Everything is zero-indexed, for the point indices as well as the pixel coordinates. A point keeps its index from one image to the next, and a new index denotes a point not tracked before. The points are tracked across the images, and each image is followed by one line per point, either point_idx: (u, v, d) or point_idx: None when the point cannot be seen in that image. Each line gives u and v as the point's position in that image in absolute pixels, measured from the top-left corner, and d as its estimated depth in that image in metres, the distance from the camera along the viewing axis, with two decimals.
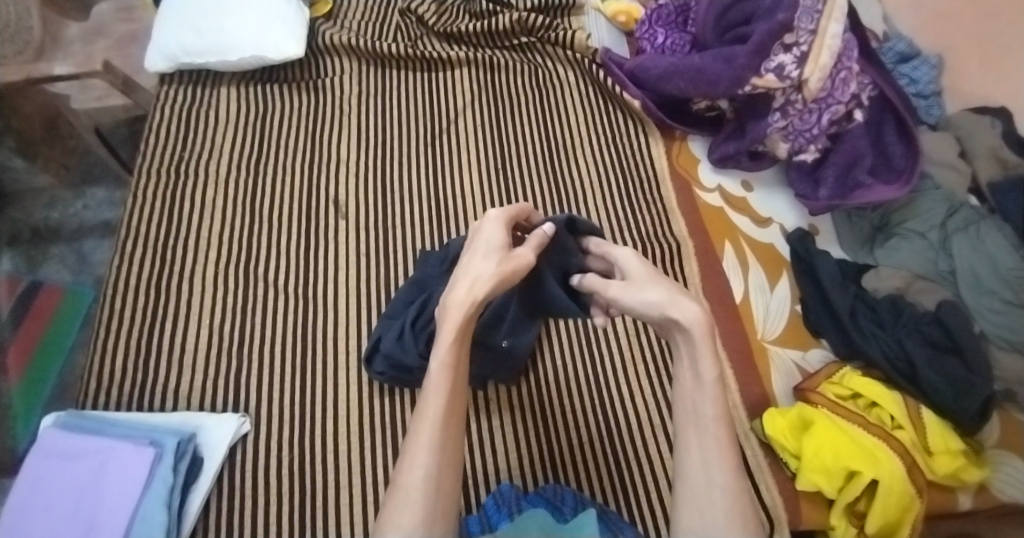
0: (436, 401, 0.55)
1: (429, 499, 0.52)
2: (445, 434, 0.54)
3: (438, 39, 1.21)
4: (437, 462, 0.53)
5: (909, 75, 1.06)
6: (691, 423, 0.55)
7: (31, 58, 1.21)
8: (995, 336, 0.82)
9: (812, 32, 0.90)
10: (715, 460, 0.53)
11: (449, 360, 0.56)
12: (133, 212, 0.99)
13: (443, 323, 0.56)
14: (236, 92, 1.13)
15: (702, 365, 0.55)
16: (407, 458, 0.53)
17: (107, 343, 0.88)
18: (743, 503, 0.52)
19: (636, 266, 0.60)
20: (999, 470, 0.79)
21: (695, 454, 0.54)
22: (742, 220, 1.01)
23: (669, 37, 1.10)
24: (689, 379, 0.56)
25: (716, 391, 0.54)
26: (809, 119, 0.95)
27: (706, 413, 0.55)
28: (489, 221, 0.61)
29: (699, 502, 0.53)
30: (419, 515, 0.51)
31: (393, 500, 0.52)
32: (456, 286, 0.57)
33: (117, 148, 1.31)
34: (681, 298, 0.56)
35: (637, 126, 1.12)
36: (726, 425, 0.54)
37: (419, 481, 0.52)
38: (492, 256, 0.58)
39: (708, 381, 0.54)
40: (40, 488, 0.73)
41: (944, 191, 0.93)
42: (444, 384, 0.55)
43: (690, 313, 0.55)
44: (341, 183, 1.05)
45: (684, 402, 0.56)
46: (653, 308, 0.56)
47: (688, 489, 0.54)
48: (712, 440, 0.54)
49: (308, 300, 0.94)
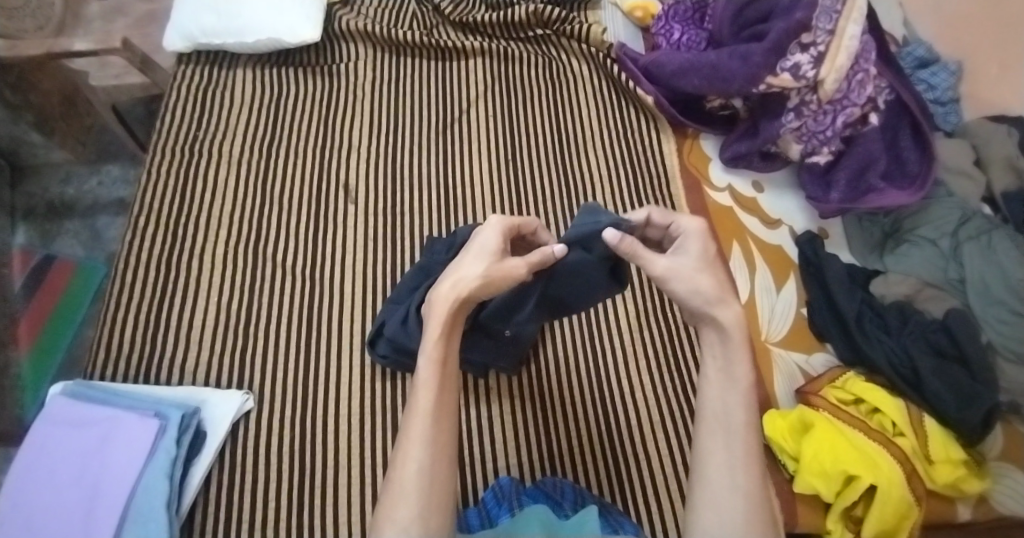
0: (426, 394, 0.56)
1: (426, 493, 0.52)
2: (437, 427, 0.54)
3: (454, 29, 1.21)
4: (431, 456, 0.53)
5: (928, 80, 1.04)
6: (717, 424, 0.54)
7: (51, 34, 1.24)
8: (1002, 347, 0.81)
9: (830, 32, 0.88)
10: (739, 465, 0.52)
11: (437, 355, 0.57)
12: (146, 188, 1.00)
13: (429, 319, 0.57)
14: (251, 74, 1.13)
15: (736, 369, 0.55)
16: (401, 452, 0.54)
17: (116, 316, 0.89)
18: (763, 509, 0.51)
19: (696, 248, 0.58)
20: (1000, 483, 0.78)
21: (718, 455, 0.53)
22: (751, 221, 1.00)
23: (685, 33, 1.09)
24: (720, 381, 0.55)
25: (747, 395, 0.54)
26: (824, 120, 0.94)
27: (735, 416, 0.54)
28: (486, 226, 0.62)
29: (720, 505, 0.51)
30: (413, 509, 0.51)
31: (389, 494, 0.52)
32: (443, 285, 0.58)
33: (133, 126, 1.32)
34: (725, 297, 0.56)
35: (649, 122, 1.11)
36: (754, 431, 0.54)
37: (412, 475, 0.52)
38: (483, 259, 0.59)
39: (742, 384, 0.54)
40: (45, 454, 0.75)
41: (957, 199, 0.92)
42: (434, 379, 0.56)
43: (730, 314, 0.55)
44: (351, 168, 1.05)
45: (710, 404, 0.55)
46: (691, 291, 0.56)
47: (709, 489, 0.52)
48: (737, 443, 0.53)
49: (315, 282, 0.94)
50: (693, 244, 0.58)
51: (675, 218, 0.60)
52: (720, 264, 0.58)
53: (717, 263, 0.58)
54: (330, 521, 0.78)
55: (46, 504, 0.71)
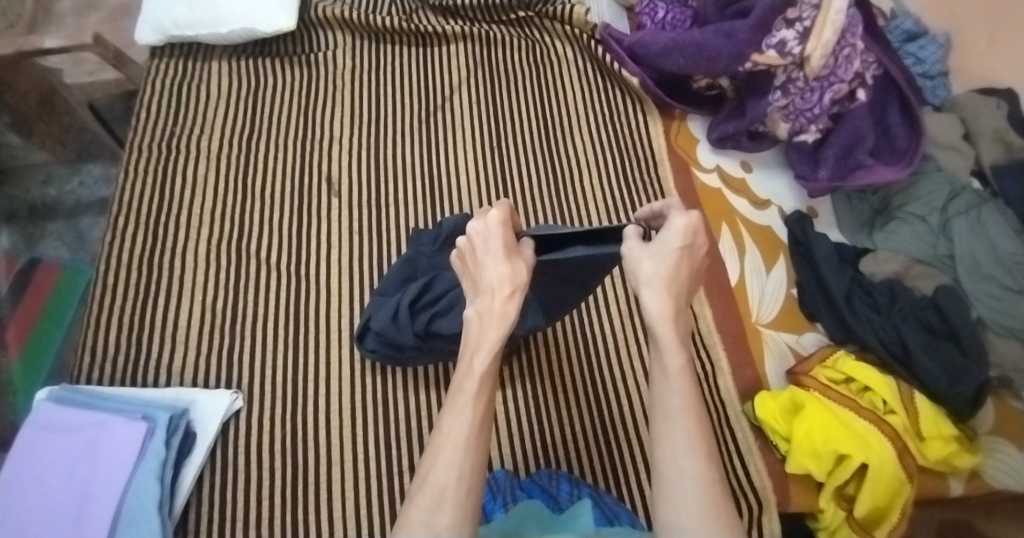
0: (476, 403, 0.52)
1: (462, 499, 0.48)
2: (480, 435, 0.51)
3: (433, 12, 1.18)
4: (469, 462, 0.49)
5: (916, 54, 1.03)
6: (660, 414, 0.52)
7: (22, 31, 1.21)
8: (992, 322, 0.81)
9: (815, 6, 0.87)
10: (685, 448, 0.49)
11: (488, 368, 0.53)
12: (125, 188, 0.98)
13: (484, 332, 0.53)
14: (228, 67, 1.11)
15: (668, 355, 0.52)
16: (437, 456, 0.50)
17: (100, 319, 0.88)
18: (715, 493, 0.48)
19: (670, 237, 0.54)
20: (992, 457, 0.79)
21: (665, 443, 0.50)
22: (740, 202, 0.99)
23: (670, 11, 1.07)
24: (656, 369, 0.53)
25: (683, 381, 0.51)
26: (810, 97, 0.93)
27: (674, 403, 0.51)
28: (495, 223, 0.56)
29: (673, 496, 0.48)
30: (451, 514, 0.47)
31: (420, 497, 0.48)
32: (497, 294, 0.53)
33: (111, 123, 1.30)
34: (654, 286, 0.52)
35: (635, 103, 1.10)
36: (695, 413, 0.51)
37: (451, 481, 0.48)
38: (516, 261, 0.55)
39: (672, 371, 0.51)
40: (29, 467, 0.73)
41: (946, 173, 0.92)
42: (484, 390, 0.52)
43: (655, 301, 0.52)
44: (334, 159, 1.04)
45: (654, 394, 0.53)
46: (633, 274, 0.55)
47: (663, 481, 0.49)
48: (680, 431, 0.50)
49: (301, 277, 0.93)
50: (665, 236, 0.55)
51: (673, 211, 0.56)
52: (685, 260, 0.54)
53: (678, 258, 0.53)
54: (325, 517, 0.78)
55: (36, 512, 0.70)
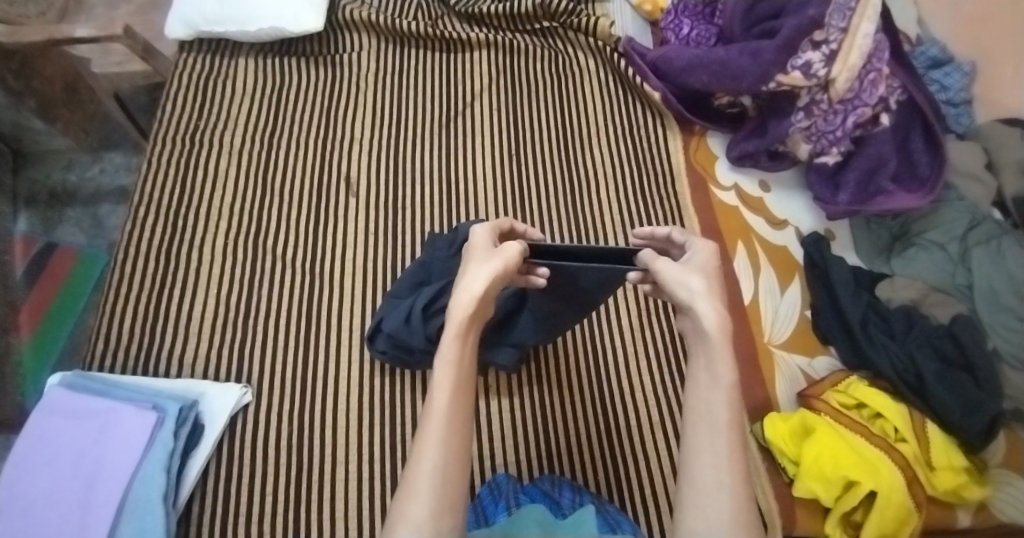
0: (443, 392, 0.52)
1: (439, 491, 0.47)
2: (454, 426, 0.50)
3: (459, 20, 1.19)
4: (445, 452, 0.49)
5: (941, 81, 1.02)
6: (701, 423, 0.51)
7: (53, 19, 1.23)
8: (1008, 354, 0.80)
9: (844, 29, 0.86)
10: (723, 459, 0.49)
11: (454, 355, 0.53)
12: (147, 178, 0.99)
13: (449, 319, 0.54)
14: (253, 64, 1.12)
15: (719, 368, 0.52)
16: (417, 448, 0.50)
17: (116, 306, 0.88)
18: (749, 509, 0.47)
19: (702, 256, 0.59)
20: (1000, 490, 0.78)
21: (702, 451, 0.50)
22: (758, 222, 0.99)
23: (695, 28, 1.08)
24: (704, 379, 0.53)
25: (732, 395, 0.51)
26: (834, 120, 0.92)
27: (718, 415, 0.51)
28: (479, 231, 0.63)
29: (706, 503, 0.48)
30: (427, 505, 0.46)
31: (401, 489, 0.48)
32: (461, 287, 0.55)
33: (135, 114, 1.32)
34: (708, 298, 0.55)
35: (655, 117, 1.10)
36: (737, 429, 0.51)
37: (428, 474, 0.48)
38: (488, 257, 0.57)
39: (724, 383, 0.52)
40: (37, 451, 0.74)
41: (967, 202, 0.91)
42: (454, 378, 0.52)
43: (711, 313, 0.54)
44: (353, 160, 1.04)
45: (695, 403, 0.53)
46: (683, 288, 0.56)
47: (693, 488, 0.49)
48: (721, 442, 0.50)
49: (316, 275, 0.94)
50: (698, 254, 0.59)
51: (688, 238, 0.62)
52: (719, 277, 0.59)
53: (717, 273, 0.58)
54: (327, 516, 0.78)
55: (44, 495, 0.71)
